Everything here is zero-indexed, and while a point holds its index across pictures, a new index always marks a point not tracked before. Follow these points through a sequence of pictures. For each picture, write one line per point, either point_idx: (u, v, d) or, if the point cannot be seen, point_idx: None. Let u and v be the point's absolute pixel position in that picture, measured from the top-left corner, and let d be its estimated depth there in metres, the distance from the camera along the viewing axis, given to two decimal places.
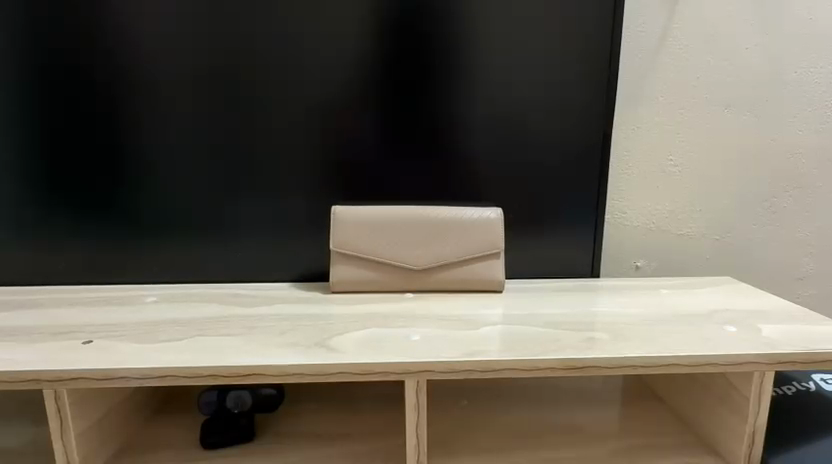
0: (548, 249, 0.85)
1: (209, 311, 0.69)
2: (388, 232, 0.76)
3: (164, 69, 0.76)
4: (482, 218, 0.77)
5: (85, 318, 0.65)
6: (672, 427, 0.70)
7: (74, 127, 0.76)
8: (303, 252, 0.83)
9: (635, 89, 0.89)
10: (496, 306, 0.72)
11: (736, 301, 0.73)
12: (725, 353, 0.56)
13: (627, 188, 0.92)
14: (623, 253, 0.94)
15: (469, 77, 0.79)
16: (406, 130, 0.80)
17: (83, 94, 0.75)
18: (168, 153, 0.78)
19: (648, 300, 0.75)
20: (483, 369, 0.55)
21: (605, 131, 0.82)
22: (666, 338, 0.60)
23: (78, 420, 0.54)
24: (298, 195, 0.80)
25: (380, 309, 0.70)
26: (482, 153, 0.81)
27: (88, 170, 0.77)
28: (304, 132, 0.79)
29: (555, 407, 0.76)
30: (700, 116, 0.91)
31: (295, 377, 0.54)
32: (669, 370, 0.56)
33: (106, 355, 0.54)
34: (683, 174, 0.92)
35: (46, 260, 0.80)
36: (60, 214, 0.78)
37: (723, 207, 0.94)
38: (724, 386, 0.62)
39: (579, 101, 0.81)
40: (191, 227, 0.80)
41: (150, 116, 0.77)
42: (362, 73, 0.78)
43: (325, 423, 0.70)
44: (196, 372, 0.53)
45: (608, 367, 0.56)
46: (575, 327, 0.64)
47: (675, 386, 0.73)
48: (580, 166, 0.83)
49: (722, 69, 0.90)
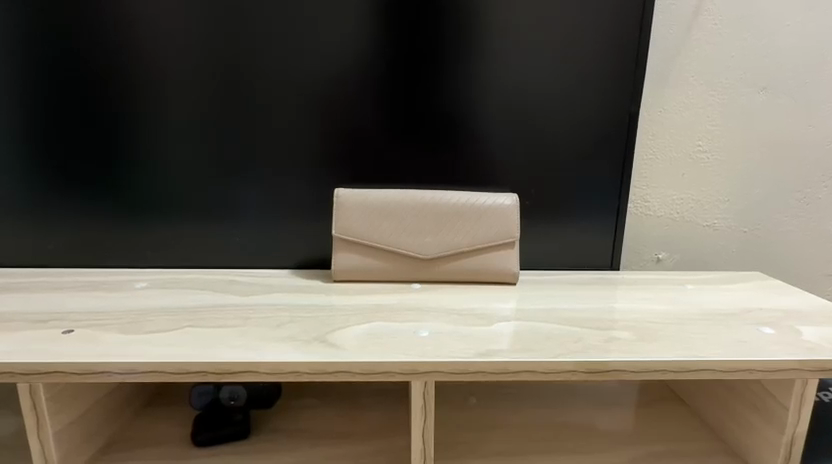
0: (566, 239, 0.80)
1: (202, 299, 0.64)
2: (396, 217, 0.71)
3: (156, 38, 0.70)
4: (497, 204, 0.72)
5: (69, 305, 0.61)
6: (695, 433, 0.66)
7: (59, 100, 0.71)
8: (304, 238, 0.78)
9: (665, 67, 0.83)
10: (509, 300, 0.67)
11: (769, 300, 0.68)
12: (763, 358, 0.51)
13: (651, 175, 0.86)
14: (643, 244, 0.89)
15: (485, 52, 0.73)
16: (415, 109, 0.74)
17: (67, 64, 0.70)
18: (161, 129, 0.72)
19: (673, 296, 0.69)
20: (498, 371, 0.50)
21: (631, 113, 0.76)
22: (698, 340, 0.55)
23: (57, 416, 0.50)
24: (299, 176, 0.75)
25: (386, 301, 0.65)
26: (498, 134, 0.75)
27: (75, 146, 0.72)
28: (306, 109, 0.73)
29: (570, 408, 0.72)
30: (733, 98, 0.84)
31: (292, 375, 0.49)
32: (703, 376, 0.51)
33: (86, 347, 0.50)
34: (712, 161, 0.86)
35: (34, 241, 0.75)
36: (47, 192, 0.73)
37: (753, 198, 0.88)
38: (759, 393, 0.57)
39: (604, 79, 0.75)
40: (185, 209, 0.75)
41: (140, 89, 0.71)
42: (370, 45, 0.72)
43: (325, 420, 0.66)
44: (184, 368, 0.49)
45: (635, 371, 0.51)
46: (597, 325, 0.59)
47: (701, 389, 0.69)
48: (603, 150, 0.77)
49: (759, 49, 0.83)
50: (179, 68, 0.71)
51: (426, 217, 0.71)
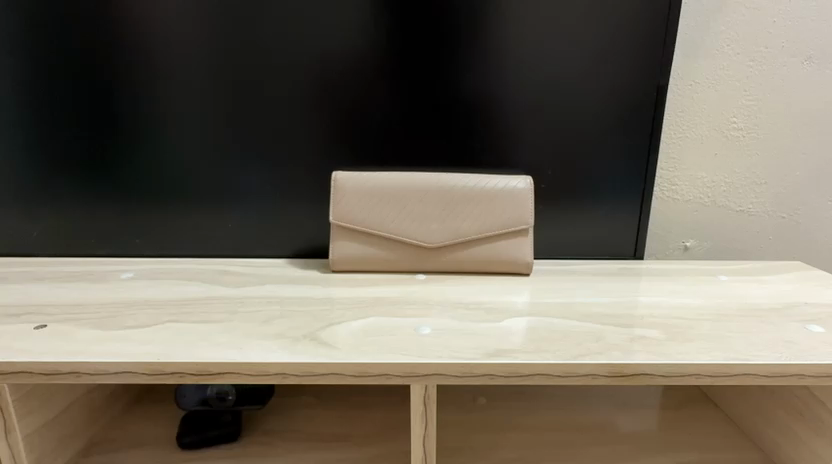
0: (585, 226, 0.74)
1: (189, 292, 0.60)
2: (398, 202, 0.65)
3: (137, 5, 0.64)
4: (509, 187, 0.66)
5: (46, 297, 0.57)
6: (728, 443, 0.60)
7: (37, 75, 0.66)
8: (302, 224, 0.73)
9: (699, 35, 0.75)
10: (522, 292, 0.61)
11: (814, 293, 0.61)
12: (815, 362, 0.45)
13: (680, 155, 0.78)
14: (670, 232, 0.81)
15: (497, 18, 0.66)
16: (421, 85, 0.67)
17: (43, 36, 0.65)
18: (149, 107, 0.67)
19: (707, 289, 0.63)
20: (508, 374, 0.45)
21: (659, 85, 0.68)
22: (736, 339, 0.49)
23: (26, 419, 0.47)
24: (297, 157, 0.70)
25: (387, 294, 0.60)
26: (509, 111, 0.68)
27: (56, 127, 0.68)
28: (302, 85, 0.67)
29: (588, 409, 0.66)
30: (773, 69, 0.76)
31: (278, 377, 0.45)
32: (744, 381, 0.45)
33: (56, 345, 0.46)
34: (749, 139, 0.78)
35: (19, 228, 0.72)
36: (30, 175, 0.69)
37: (794, 180, 0.80)
38: (806, 398, 0.51)
39: (630, 50, 0.67)
40: (173, 194, 0.71)
41: (122, 62, 0.66)
42: (371, 13, 0.65)
43: (322, 421, 0.62)
44: (159, 369, 0.44)
45: (666, 375, 0.45)
46: (620, 321, 0.53)
47: (736, 391, 0.62)
48: (628, 128, 0.70)
49: (803, 12, 0.75)
50: (162, 40, 0.65)
51: (431, 201, 0.66)
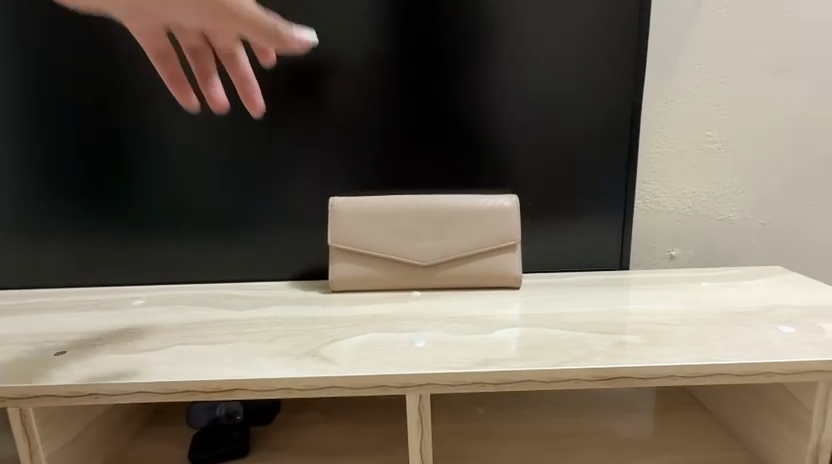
0: (573, 239, 0.77)
1: (198, 315, 0.63)
2: (392, 223, 0.69)
3: (146, 51, 0.69)
4: (495, 205, 0.70)
5: (64, 325, 0.61)
6: (716, 443, 0.62)
7: (53, 117, 0.71)
8: (303, 247, 0.76)
9: (671, 57, 0.79)
10: (513, 305, 0.65)
11: (791, 296, 0.64)
12: (783, 360, 0.48)
13: (660, 169, 0.82)
14: (656, 242, 0.85)
15: (478, 50, 0.71)
16: (410, 113, 0.72)
17: (60, 81, 0.70)
18: (158, 144, 0.72)
19: (689, 295, 0.66)
20: (497, 381, 0.48)
21: (634, 105, 0.73)
22: (711, 341, 0.52)
23: (48, 439, 0.50)
24: (296, 184, 0.74)
25: (384, 311, 0.64)
26: (494, 134, 0.73)
27: (72, 164, 0.72)
28: (299, 117, 0.72)
29: (582, 416, 0.69)
30: (744, 84, 0.80)
31: (282, 391, 0.48)
32: (718, 380, 0.48)
33: (76, 368, 0.49)
34: (725, 151, 0.82)
35: (34, 261, 0.76)
36: (46, 211, 0.74)
37: (771, 188, 0.84)
38: (783, 395, 0.54)
39: (607, 75, 0.72)
40: (180, 223, 0.75)
41: (133, 102, 0.71)
42: (361, 49, 0.70)
43: (326, 435, 0.65)
44: (172, 388, 0.47)
45: (644, 377, 0.48)
46: (604, 328, 0.56)
47: (722, 393, 0.65)
48: (606, 146, 0.74)
49: (768, 31, 0.79)
50: None
51: (424, 222, 0.69)
